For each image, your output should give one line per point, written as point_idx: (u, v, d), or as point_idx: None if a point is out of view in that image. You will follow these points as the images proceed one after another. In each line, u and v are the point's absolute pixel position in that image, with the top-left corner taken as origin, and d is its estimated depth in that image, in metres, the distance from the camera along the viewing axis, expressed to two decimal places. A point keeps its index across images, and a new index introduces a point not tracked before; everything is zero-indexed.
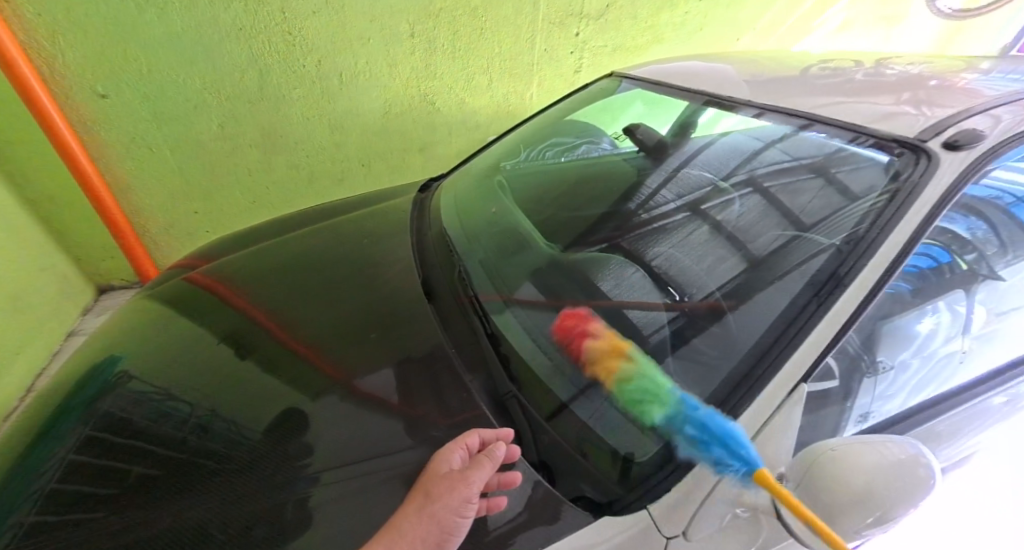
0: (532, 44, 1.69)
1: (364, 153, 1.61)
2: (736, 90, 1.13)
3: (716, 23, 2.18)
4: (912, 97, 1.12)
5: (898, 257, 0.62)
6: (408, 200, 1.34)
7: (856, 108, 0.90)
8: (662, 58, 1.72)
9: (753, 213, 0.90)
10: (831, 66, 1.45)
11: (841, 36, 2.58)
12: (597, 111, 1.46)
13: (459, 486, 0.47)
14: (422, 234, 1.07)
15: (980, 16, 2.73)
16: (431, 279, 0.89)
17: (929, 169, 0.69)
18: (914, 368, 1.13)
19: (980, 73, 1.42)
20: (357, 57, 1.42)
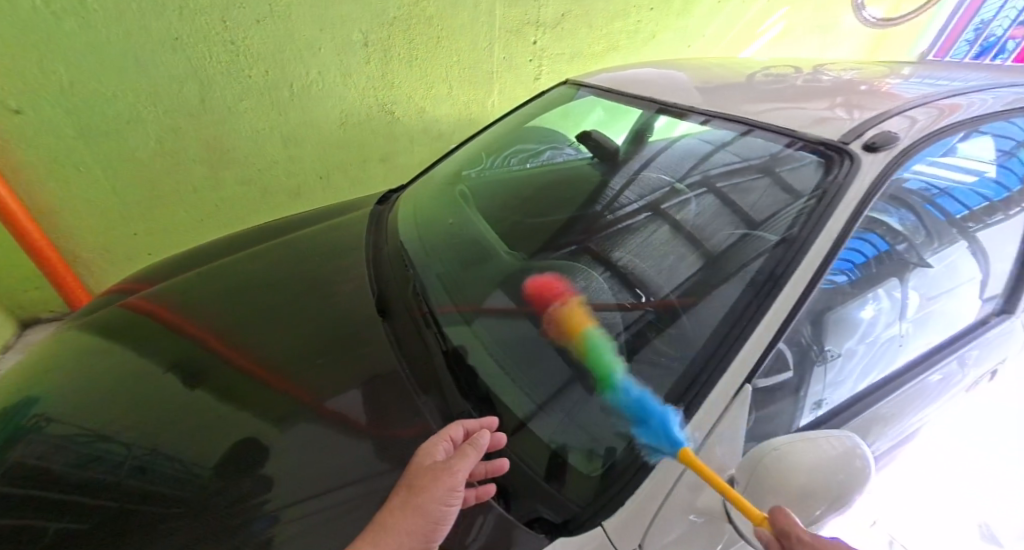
0: (491, 53, 1.70)
1: (320, 164, 1.57)
2: (682, 98, 1.21)
3: (665, 31, 2.26)
4: (845, 101, 1.19)
5: (829, 253, 0.67)
6: (364, 211, 1.34)
7: (792, 114, 0.97)
8: (617, 66, 1.76)
9: (707, 212, 0.94)
10: (774, 73, 1.52)
11: (782, 44, 2.72)
12: (558, 117, 1.49)
13: (444, 475, 0.50)
14: (383, 246, 1.06)
15: (902, 25, 2.93)
16: (388, 296, 0.90)
17: (850, 171, 0.76)
18: (859, 354, 1.21)
19: (906, 78, 1.53)
20: (308, 68, 1.38)
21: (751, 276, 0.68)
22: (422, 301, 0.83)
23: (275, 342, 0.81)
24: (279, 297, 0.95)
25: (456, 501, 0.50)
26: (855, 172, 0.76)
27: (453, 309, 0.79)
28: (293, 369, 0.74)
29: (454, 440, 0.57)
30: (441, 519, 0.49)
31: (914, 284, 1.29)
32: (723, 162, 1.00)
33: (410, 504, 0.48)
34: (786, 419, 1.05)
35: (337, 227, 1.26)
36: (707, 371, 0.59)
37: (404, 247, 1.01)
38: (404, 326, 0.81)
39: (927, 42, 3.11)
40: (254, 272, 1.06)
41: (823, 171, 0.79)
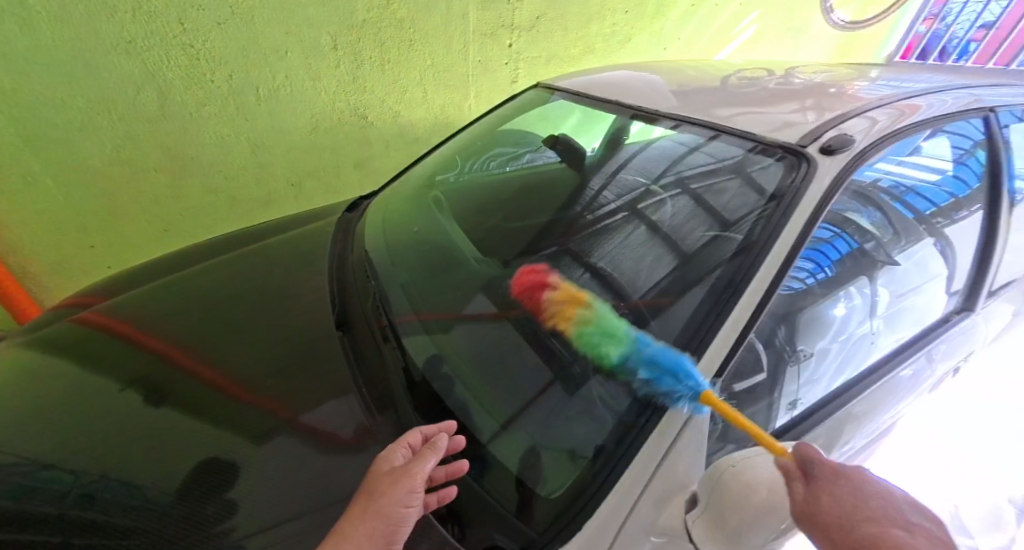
0: (465, 56, 1.83)
1: (291, 173, 1.73)
2: (662, 103, 1.26)
3: (640, 35, 2.29)
4: (815, 104, 1.18)
5: (787, 255, 0.82)
6: (335, 219, 1.43)
7: (755, 122, 1.08)
8: (593, 69, 1.76)
9: (683, 213, 1.02)
10: (747, 75, 1.52)
11: (755, 46, 2.75)
12: (535, 120, 1.53)
13: (404, 479, 0.60)
14: (368, 261, 1.16)
15: (870, 26, 2.99)
16: (350, 315, 1.04)
17: (808, 176, 0.89)
18: (832, 353, 1.22)
19: (876, 79, 1.54)
20: (275, 71, 1.51)
21: (712, 280, 0.82)
22: (382, 324, 0.96)
23: (253, 363, 0.93)
24: (261, 312, 1.09)
25: (415, 501, 0.61)
26: (811, 176, 0.89)
27: (413, 318, 0.94)
28: (273, 390, 0.86)
29: (411, 446, 0.67)
30: (403, 517, 0.59)
31: (883, 282, 1.29)
32: (696, 164, 1.09)
33: (375, 506, 0.58)
34: (762, 422, 1.05)
35: (314, 233, 1.39)
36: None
37: (370, 264, 1.14)
38: (364, 342, 0.95)
39: (894, 43, 3.19)
40: (237, 289, 1.18)
41: (785, 175, 0.92)
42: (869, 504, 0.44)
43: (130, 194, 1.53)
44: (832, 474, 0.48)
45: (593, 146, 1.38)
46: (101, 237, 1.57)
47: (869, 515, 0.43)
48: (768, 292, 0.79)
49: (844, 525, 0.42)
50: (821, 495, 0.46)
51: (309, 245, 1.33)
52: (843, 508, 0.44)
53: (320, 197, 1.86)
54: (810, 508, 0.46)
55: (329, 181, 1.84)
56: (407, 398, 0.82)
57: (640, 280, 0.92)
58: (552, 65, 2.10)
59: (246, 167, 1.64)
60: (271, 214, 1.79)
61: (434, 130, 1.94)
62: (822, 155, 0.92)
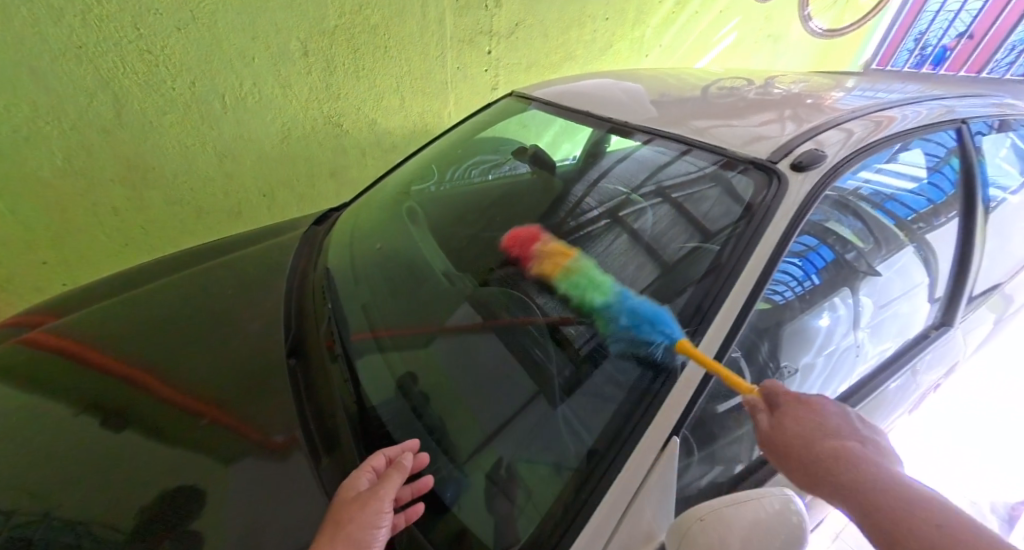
0: (442, 62, 1.77)
1: (263, 182, 1.64)
2: (634, 117, 1.20)
3: (619, 41, 2.26)
4: (793, 115, 1.14)
5: (758, 277, 0.76)
6: (303, 232, 1.34)
7: (725, 135, 1.03)
8: (571, 76, 1.71)
9: (664, 222, 0.96)
10: (726, 84, 1.48)
11: (734, 53, 2.74)
12: (515, 127, 1.45)
13: (373, 500, 0.58)
14: (329, 279, 1.07)
15: (844, 35, 3.01)
16: (304, 338, 0.95)
17: (778, 194, 0.84)
18: (818, 368, 1.17)
19: (851, 89, 1.52)
20: (242, 78, 1.42)
21: (679, 308, 0.77)
22: (336, 352, 0.88)
23: (196, 394, 0.84)
24: (211, 334, 0.98)
25: (385, 522, 0.59)
26: (783, 195, 0.84)
27: (368, 335, 0.90)
28: (222, 422, 0.78)
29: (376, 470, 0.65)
30: (374, 540, 0.57)
31: (866, 292, 1.25)
32: (672, 174, 1.03)
33: (344, 531, 0.55)
34: (747, 444, 1.00)
35: (279, 247, 1.28)
36: (641, 414, 0.67)
37: (330, 281, 1.06)
38: (317, 371, 0.87)
39: (869, 50, 3.22)
40: (194, 310, 1.05)
41: (755, 191, 0.87)
42: (820, 420, 0.56)
43: (86, 209, 1.41)
44: (792, 400, 0.59)
45: (573, 155, 1.31)
46: (57, 254, 1.45)
47: (821, 429, 0.55)
48: (736, 320, 0.74)
49: (805, 444, 0.54)
50: (784, 421, 0.57)
51: (277, 258, 1.23)
52: (803, 427, 0.56)
53: (293, 208, 1.77)
54: (777, 434, 0.57)
55: (303, 191, 1.75)
56: (359, 437, 0.75)
57: (621, 290, 0.88)
58: (532, 72, 2.05)
59: (214, 180, 1.55)
60: (243, 224, 1.69)
61: (411, 139, 1.88)
62: (792, 172, 0.87)
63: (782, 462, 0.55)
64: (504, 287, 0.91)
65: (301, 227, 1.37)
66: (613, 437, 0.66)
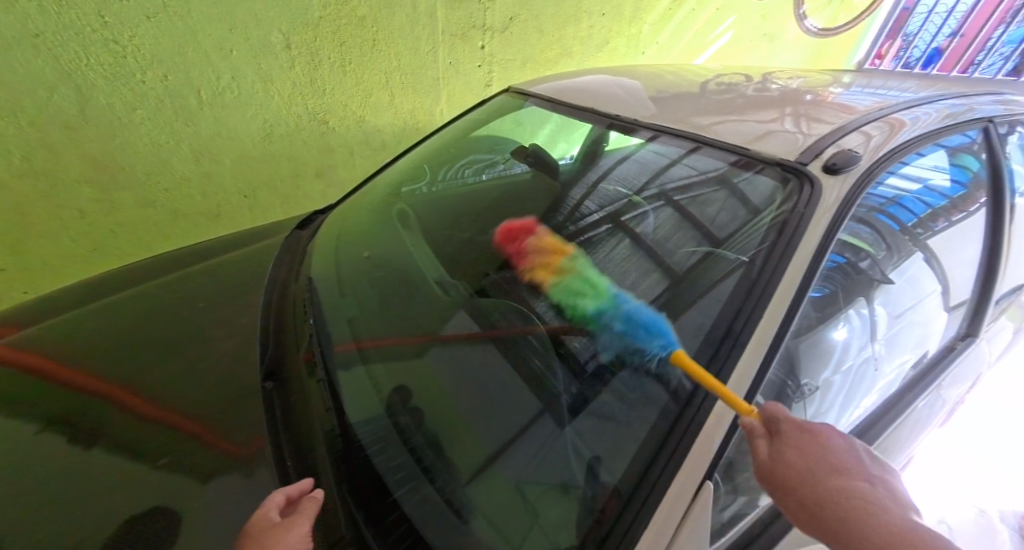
0: (434, 58, 1.64)
1: (244, 183, 1.49)
2: (634, 112, 1.09)
3: (616, 39, 2.16)
4: (796, 112, 1.05)
5: (795, 293, 0.65)
6: (285, 237, 1.19)
7: (736, 131, 0.93)
8: (568, 72, 1.60)
9: (667, 227, 0.87)
10: (724, 81, 1.38)
11: (731, 52, 2.65)
12: (509, 126, 1.31)
13: (294, 525, 0.50)
14: (312, 290, 0.93)
15: (838, 35, 2.95)
16: (284, 360, 0.80)
17: (811, 200, 0.73)
18: (836, 385, 1.08)
19: (851, 85, 1.45)
20: (219, 72, 1.28)
21: (704, 329, 0.66)
22: (318, 373, 0.75)
23: (148, 430, 0.68)
24: (174, 356, 0.82)
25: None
26: (817, 201, 0.72)
27: (351, 347, 0.80)
28: (181, 469, 0.63)
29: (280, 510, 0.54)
30: None
31: (881, 301, 1.15)
32: (678, 174, 0.92)
33: None
34: None
35: (256, 254, 1.13)
36: (675, 445, 0.56)
37: (312, 293, 0.92)
38: (297, 396, 0.73)
39: (864, 49, 3.15)
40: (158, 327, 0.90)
41: (782, 197, 0.76)
42: (830, 456, 0.46)
43: (47, 214, 1.23)
44: (794, 426, 0.47)
45: (570, 155, 1.20)
46: (14, 262, 1.26)
47: (829, 467, 0.45)
48: (774, 341, 0.62)
49: (809, 481, 0.44)
50: (787, 452, 0.46)
51: (254, 267, 1.08)
52: (808, 463, 0.46)
53: (276, 211, 1.61)
54: (779, 468, 0.46)
55: (286, 192, 1.59)
56: (346, 481, 0.61)
57: (625, 298, 0.78)
58: (527, 69, 1.93)
59: (190, 179, 1.39)
60: (224, 228, 1.52)
61: (402, 137, 1.74)
62: (827, 175, 0.76)
63: (777, 497, 0.46)
64: (503, 296, 0.84)
65: (282, 233, 1.23)
66: (642, 472, 0.55)
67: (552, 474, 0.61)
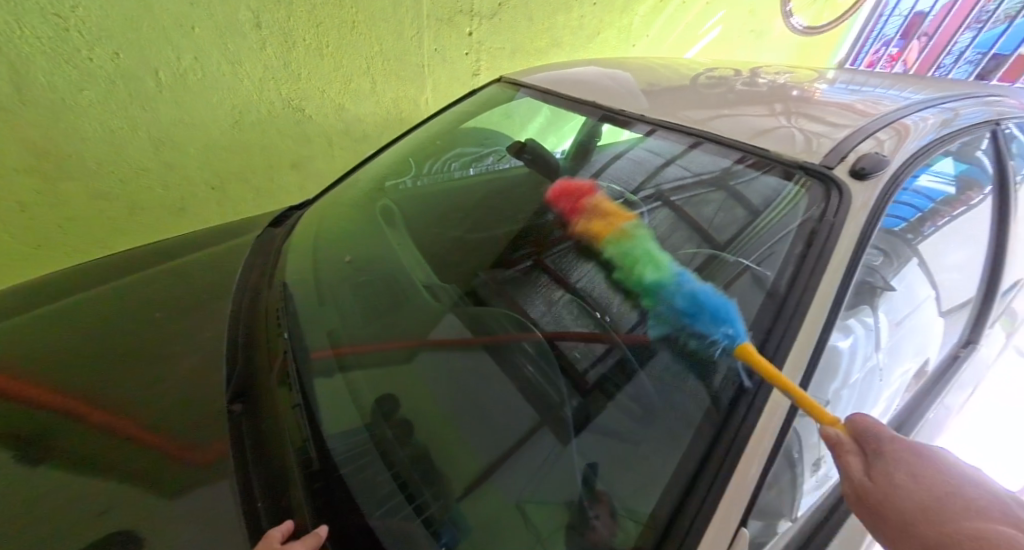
0: (419, 42, 1.49)
1: (211, 173, 1.31)
2: (632, 103, 0.98)
3: (607, 30, 2.05)
4: (785, 108, 0.88)
5: (828, 317, 0.55)
6: (253, 237, 1.01)
7: (741, 124, 0.82)
8: (564, 62, 1.48)
9: (666, 229, 0.75)
10: (716, 74, 1.26)
11: (719, 48, 2.56)
12: (499, 118, 1.19)
13: None
14: (287, 302, 0.78)
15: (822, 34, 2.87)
16: (255, 378, 0.66)
17: (840, 208, 0.61)
18: (846, 399, 0.94)
19: (837, 81, 1.36)
20: (179, 51, 1.11)
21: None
22: (292, 386, 0.63)
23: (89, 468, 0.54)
24: (121, 370, 0.66)
25: None
26: (846, 210, 0.61)
27: (329, 354, 0.70)
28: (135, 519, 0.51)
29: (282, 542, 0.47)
30: None
31: (883, 308, 1.00)
32: (675, 174, 0.82)
33: None
34: (786, 500, 0.76)
35: (222, 254, 0.96)
36: (711, 475, 0.47)
37: (287, 304, 0.77)
38: (269, 424, 0.60)
39: (845, 48, 3.11)
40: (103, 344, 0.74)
41: (803, 202, 0.65)
42: (959, 491, 0.35)
43: None
44: (902, 449, 0.39)
45: (562, 149, 1.07)
46: None
47: (960, 504, 0.34)
48: (810, 365, 0.53)
49: (931, 516, 0.34)
50: (896, 477, 0.37)
51: (221, 267, 0.91)
52: (928, 494, 0.35)
53: (249, 206, 1.44)
54: (880, 492, 0.36)
55: (260, 186, 1.43)
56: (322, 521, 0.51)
57: (624, 298, 0.66)
58: (517, 59, 1.80)
59: (148, 169, 1.21)
60: (189, 225, 1.36)
61: (385, 129, 1.58)
62: (852, 179, 0.64)
63: (887, 537, 0.36)
64: (492, 298, 0.78)
65: (255, 230, 1.05)
66: (678, 504, 0.47)
67: (557, 491, 0.55)
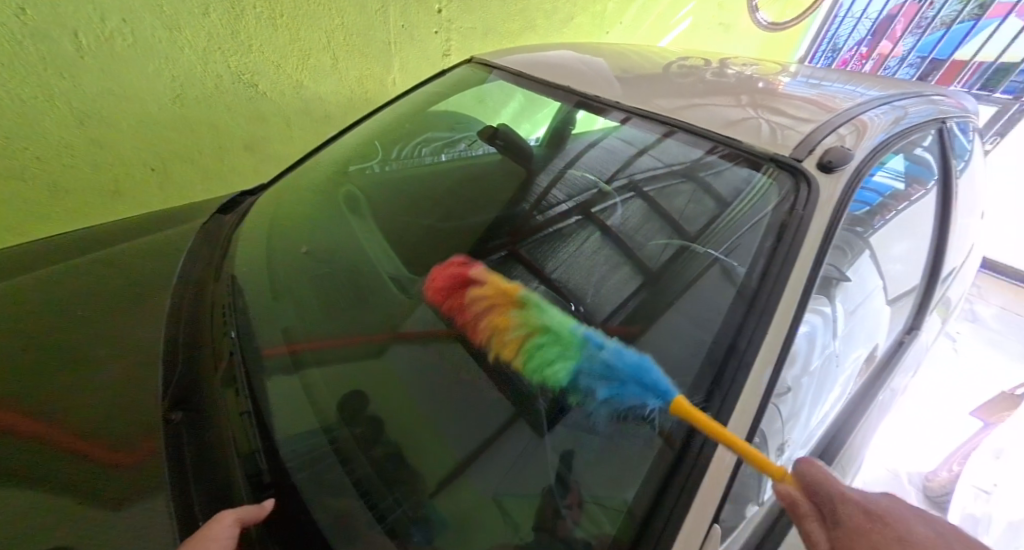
0: (386, 18, 1.37)
1: (149, 152, 1.16)
2: (605, 87, 0.91)
3: (581, 15, 1.99)
4: (751, 99, 0.81)
5: (795, 315, 0.53)
6: (201, 223, 0.89)
7: (712, 112, 0.78)
8: (538, 45, 1.41)
9: (636, 221, 0.73)
10: (689, 62, 1.23)
11: (689, 39, 2.54)
12: (472, 102, 1.09)
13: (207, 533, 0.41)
14: (236, 293, 0.70)
15: (786, 31, 2.86)
16: (198, 382, 0.57)
17: (809, 200, 0.59)
18: (811, 385, 0.96)
19: (797, 74, 1.35)
20: (105, 11, 0.96)
21: (704, 346, 0.53)
22: (239, 389, 0.56)
23: None
24: (30, 382, 0.55)
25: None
26: (816, 201, 0.59)
27: (283, 350, 0.62)
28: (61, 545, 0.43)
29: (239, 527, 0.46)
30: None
31: (842, 300, 0.98)
32: (648, 164, 0.78)
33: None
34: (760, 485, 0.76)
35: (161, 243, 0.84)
36: (689, 467, 0.44)
37: (236, 297, 0.69)
38: (213, 435, 0.52)
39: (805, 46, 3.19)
40: None
41: (775, 194, 0.61)
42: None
43: None
44: (862, 514, 0.34)
45: (536, 137, 1.01)
46: None
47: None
48: (778, 362, 0.51)
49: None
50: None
51: (159, 258, 0.78)
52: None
53: (195, 189, 1.29)
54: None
55: (209, 167, 1.28)
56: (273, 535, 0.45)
57: (596, 291, 0.65)
58: (489, 41, 1.71)
59: (68, 146, 1.04)
60: (124, 210, 1.19)
61: (350, 110, 1.45)
62: (821, 170, 0.61)
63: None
64: None
65: (199, 217, 0.92)
66: (656, 496, 0.44)
67: (533, 483, 0.49)
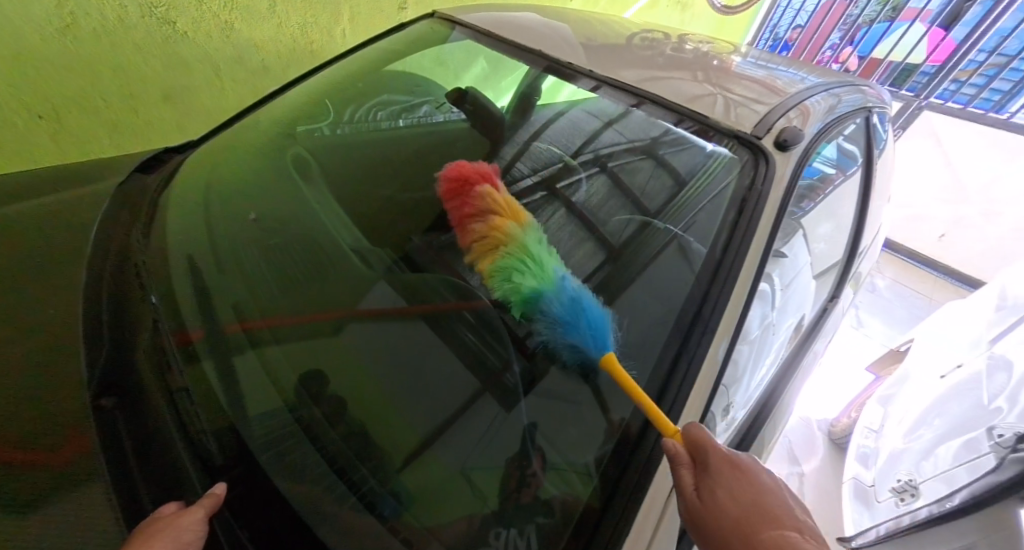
0: None
1: (27, 93, 0.91)
2: (574, 54, 0.85)
3: None
4: (707, 76, 0.80)
5: (751, 287, 0.55)
6: (114, 180, 0.71)
7: (676, 85, 0.76)
8: (502, 5, 1.32)
9: (599, 193, 0.71)
10: (653, 36, 1.21)
11: (650, 14, 2.54)
12: (430, 63, 0.97)
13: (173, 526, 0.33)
14: (161, 260, 0.57)
15: (737, 15, 2.98)
16: (128, 362, 0.46)
17: (766, 176, 0.60)
18: (754, 353, 1.04)
19: (748, 56, 1.38)
20: None
21: (673, 313, 0.53)
22: (182, 371, 0.46)
23: None
24: None
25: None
26: (771, 177, 0.60)
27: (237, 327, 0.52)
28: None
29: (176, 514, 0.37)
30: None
31: (779, 275, 1.06)
32: (612, 139, 0.76)
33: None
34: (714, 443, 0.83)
35: (59, 202, 0.66)
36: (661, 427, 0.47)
37: (161, 264, 0.56)
38: (155, 421, 0.43)
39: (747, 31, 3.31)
40: None
41: (735, 171, 0.61)
42: (758, 499, 0.44)
43: None
44: (724, 463, 0.44)
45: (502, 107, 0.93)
46: None
47: (762, 517, 0.43)
48: (735, 329, 0.53)
49: (742, 532, 0.42)
50: (720, 497, 0.43)
51: (55, 220, 0.62)
52: (739, 509, 0.43)
53: (96, 143, 1.05)
54: (707, 512, 0.43)
55: (112, 116, 1.04)
56: (242, 525, 0.40)
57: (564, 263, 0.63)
58: None
59: None
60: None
61: (291, 62, 1.24)
62: (776, 149, 0.62)
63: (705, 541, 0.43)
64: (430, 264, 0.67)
65: (113, 174, 0.74)
66: (628, 454, 0.46)
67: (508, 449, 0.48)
